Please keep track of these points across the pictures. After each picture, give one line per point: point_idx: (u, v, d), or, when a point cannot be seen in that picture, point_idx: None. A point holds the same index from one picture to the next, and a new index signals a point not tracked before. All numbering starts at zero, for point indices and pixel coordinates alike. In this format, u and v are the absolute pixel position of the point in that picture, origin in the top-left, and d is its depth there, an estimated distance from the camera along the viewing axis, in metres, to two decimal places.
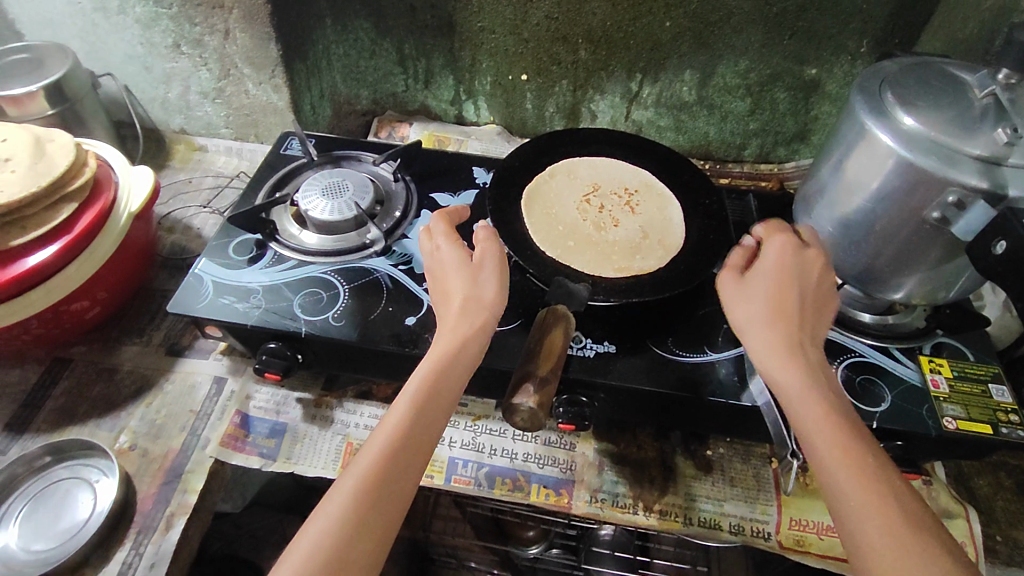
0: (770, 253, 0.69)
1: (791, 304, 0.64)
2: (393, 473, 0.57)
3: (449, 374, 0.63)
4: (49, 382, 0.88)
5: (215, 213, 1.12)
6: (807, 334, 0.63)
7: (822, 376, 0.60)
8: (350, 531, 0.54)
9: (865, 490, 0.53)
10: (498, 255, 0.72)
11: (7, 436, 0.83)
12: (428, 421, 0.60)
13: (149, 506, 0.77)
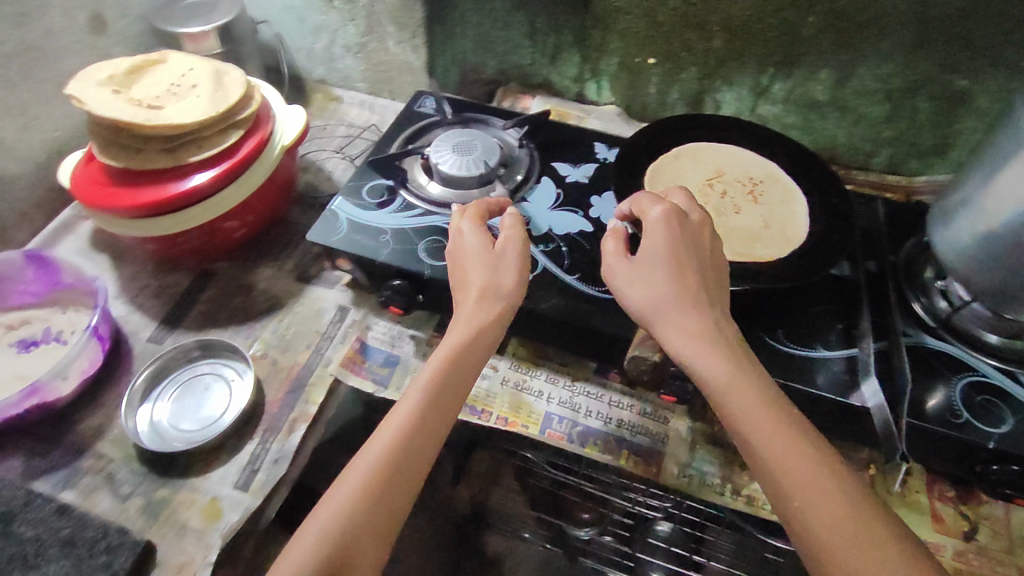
0: (649, 231, 0.72)
1: (689, 291, 0.67)
2: (401, 445, 0.62)
3: (454, 350, 0.68)
4: (199, 289, 0.98)
5: (345, 159, 1.18)
6: (713, 320, 0.66)
7: (748, 369, 0.63)
8: (361, 499, 0.59)
9: (808, 490, 0.56)
10: (522, 243, 0.76)
11: (162, 330, 0.93)
12: (436, 393, 0.66)
13: (276, 409, 0.84)
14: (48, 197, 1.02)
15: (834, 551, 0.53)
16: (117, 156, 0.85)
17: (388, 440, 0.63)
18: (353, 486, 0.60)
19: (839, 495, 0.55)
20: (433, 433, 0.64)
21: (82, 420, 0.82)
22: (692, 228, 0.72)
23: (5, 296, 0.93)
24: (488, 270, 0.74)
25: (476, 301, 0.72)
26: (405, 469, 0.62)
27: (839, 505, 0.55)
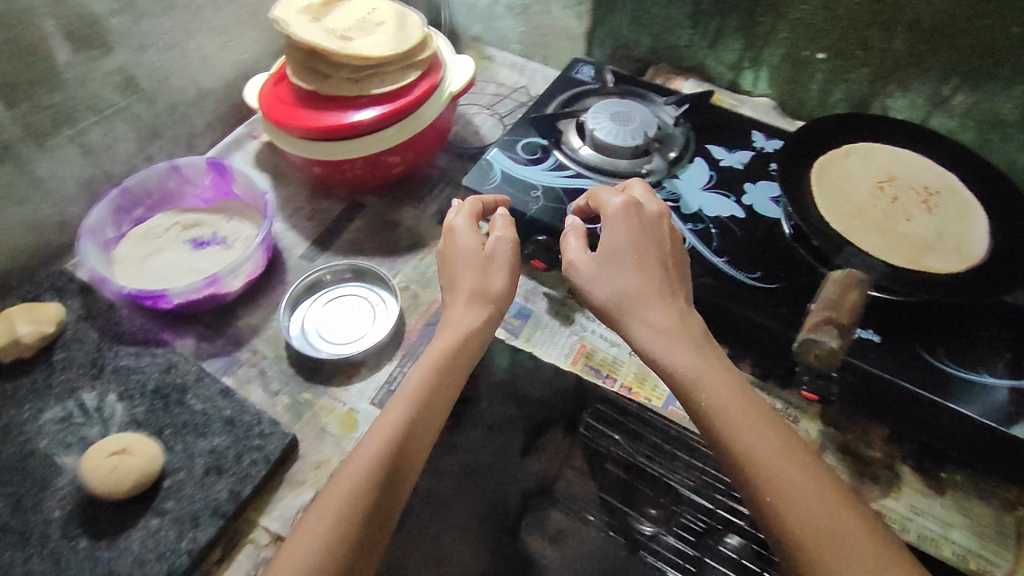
0: (609, 230, 0.72)
1: (655, 293, 0.68)
2: (394, 407, 0.65)
3: (444, 331, 0.72)
4: (348, 218, 1.01)
5: (494, 116, 1.18)
6: (677, 321, 0.66)
7: (715, 368, 0.63)
8: (363, 463, 0.61)
9: (790, 495, 0.55)
10: (510, 236, 0.77)
11: (314, 249, 0.97)
12: (432, 367, 0.68)
13: (413, 339, 0.88)
14: (229, 113, 1.09)
15: (821, 551, 0.53)
16: (305, 80, 0.91)
17: (386, 414, 0.65)
18: (360, 459, 0.62)
19: (815, 493, 0.55)
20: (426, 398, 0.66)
21: (242, 316, 0.90)
22: (652, 221, 0.73)
23: (181, 198, 1.00)
24: (478, 274, 0.74)
25: (467, 297, 0.73)
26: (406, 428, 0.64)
27: (820, 509, 0.54)
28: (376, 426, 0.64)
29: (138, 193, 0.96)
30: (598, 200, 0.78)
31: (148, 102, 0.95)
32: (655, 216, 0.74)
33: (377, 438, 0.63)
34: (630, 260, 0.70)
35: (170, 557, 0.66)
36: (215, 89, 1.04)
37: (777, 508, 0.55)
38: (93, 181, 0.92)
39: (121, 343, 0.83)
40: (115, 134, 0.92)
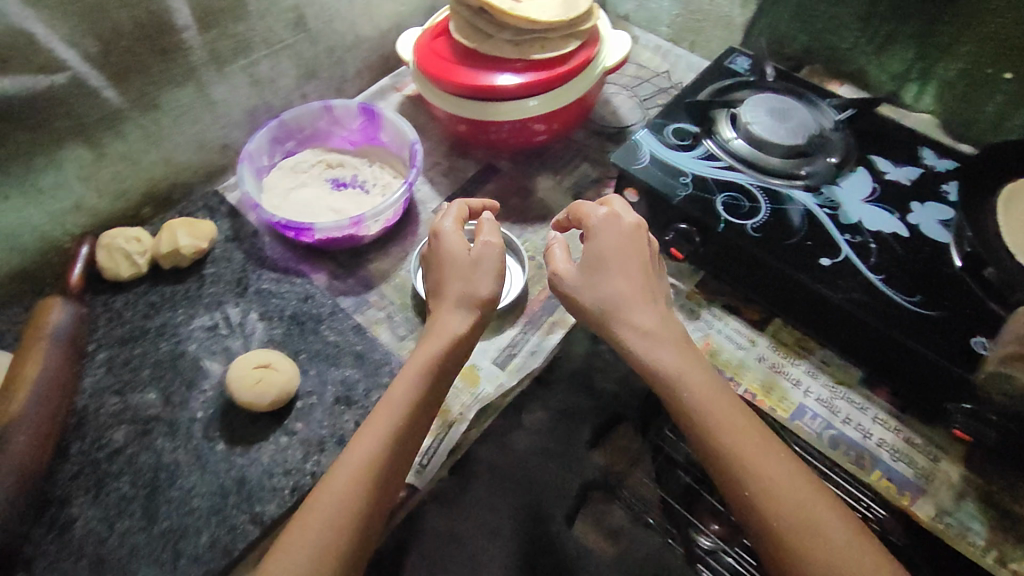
0: (596, 241, 0.72)
1: (640, 305, 0.69)
2: (394, 403, 0.64)
3: (436, 330, 0.69)
4: (482, 179, 1.02)
5: (633, 99, 1.13)
6: (660, 327, 0.69)
7: (698, 369, 0.67)
8: (364, 452, 0.61)
9: (776, 498, 0.58)
10: (495, 238, 0.73)
11: (447, 205, 0.98)
12: (424, 361, 0.67)
13: (537, 307, 0.87)
14: (378, 63, 1.11)
15: (804, 546, 0.56)
16: (468, 37, 0.90)
17: (383, 413, 0.64)
18: (360, 453, 0.61)
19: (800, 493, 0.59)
20: (420, 391, 0.65)
21: (373, 260, 0.91)
22: (634, 233, 0.73)
23: (328, 138, 1.03)
24: (465, 279, 0.71)
25: (456, 301, 0.70)
26: (404, 415, 0.64)
27: (811, 508, 0.58)
28: (373, 422, 0.63)
29: (292, 127, 1.00)
30: (580, 213, 0.76)
31: (312, 41, 0.97)
32: (636, 227, 0.74)
33: (376, 434, 0.62)
34: (619, 274, 0.70)
35: (295, 476, 0.69)
36: (371, 37, 1.06)
37: (761, 503, 0.58)
38: (254, 111, 0.96)
39: (264, 268, 0.87)
40: (280, 69, 0.96)
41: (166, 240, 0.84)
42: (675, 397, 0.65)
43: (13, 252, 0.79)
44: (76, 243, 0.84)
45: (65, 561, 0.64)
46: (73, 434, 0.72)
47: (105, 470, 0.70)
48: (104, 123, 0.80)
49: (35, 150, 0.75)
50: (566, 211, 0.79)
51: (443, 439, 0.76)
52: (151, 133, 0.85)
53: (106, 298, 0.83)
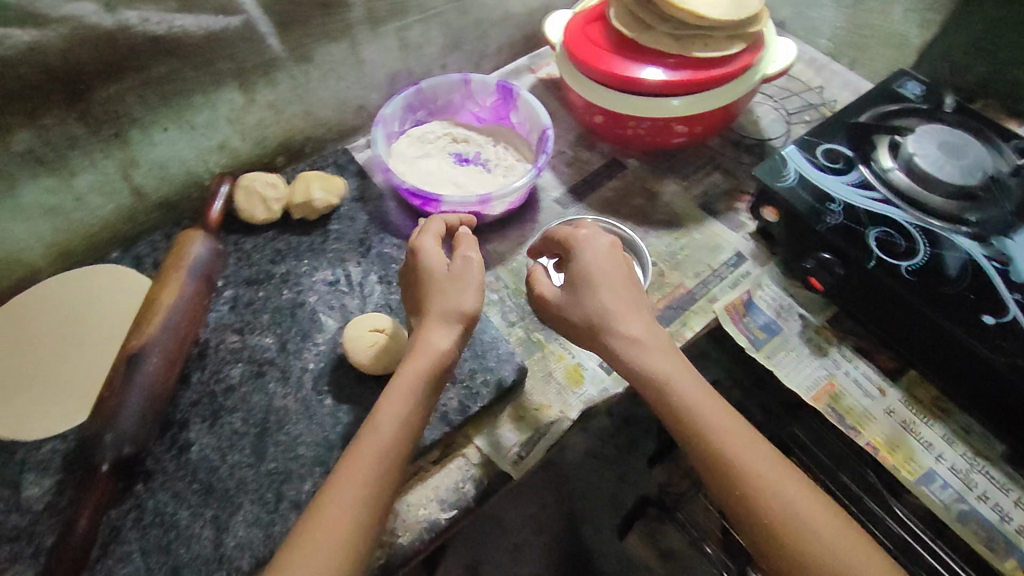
0: (577, 266, 0.69)
1: (631, 328, 0.65)
2: (384, 432, 0.59)
3: (422, 347, 0.64)
4: (608, 174, 0.98)
5: (778, 110, 1.06)
6: (654, 342, 0.65)
7: (694, 382, 0.63)
8: (357, 482, 0.56)
9: (805, 544, 0.54)
10: (473, 252, 0.70)
11: (570, 196, 0.96)
12: (416, 377, 0.62)
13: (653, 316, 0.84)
14: (518, 42, 1.09)
15: None
16: (626, 25, 0.87)
17: (368, 444, 0.58)
18: (349, 486, 0.56)
19: (810, 509, 0.56)
20: (412, 409, 0.61)
21: (490, 241, 0.90)
22: (612, 250, 0.70)
23: (459, 112, 1.02)
24: (446, 297, 0.67)
25: (439, 316, 0.66)
26: (394, 436, 0.59)
27: (822, 525, 0.55)
28: (357, 451, 0.58)
29: (427, 96, 0.99)
30: (559, 236, 0.73)
31: (462, 11, 0.96)
32: (613, 244, 0.71)
33: (362, 470, 0.57)
34: (611, 292, 0.67)
35: None
36: (516, 14, 1.04)
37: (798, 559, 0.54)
38: (395, 76, 0.97)
39: (386, 233, 0.88)
40: (427, 36, 0.95)
41: (300, 190, 0.86)
42: (679, 418, 0.61)
43: (162, 182, 0.82)
44: (218, 179, 0.85)
45: (178, 483, 0.68)
46: (196, 363, 0.75)
47: (222, 403, 0.73)
48: (262, 69, 0.81)
49: (199, 88, 0.77)
50: (547, 236, 0.76)
51: (542, 436, 0.75)
52: (301, 85, 0.86)
53: (237, 239, 0.85)
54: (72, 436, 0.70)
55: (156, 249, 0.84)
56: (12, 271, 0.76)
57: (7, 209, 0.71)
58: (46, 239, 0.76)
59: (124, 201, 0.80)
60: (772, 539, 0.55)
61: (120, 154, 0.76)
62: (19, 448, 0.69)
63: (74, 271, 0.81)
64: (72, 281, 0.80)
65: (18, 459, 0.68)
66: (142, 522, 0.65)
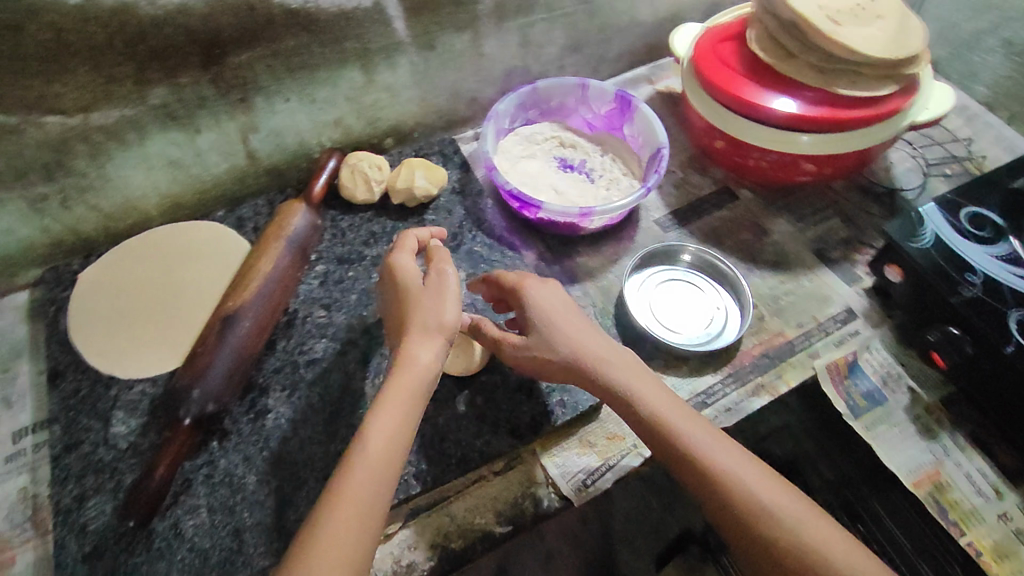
0: (530, 304, 0.69)
1: (597, 354, 0.66)
2: (373, 455, 0.55)
3: (411, 364, 0.60)
4: (716, 204, 0.94)
5: (915, 158, 0.98)
6: (619, 363, 0.66)
7: (657, 388, 0.64)
8: (356, 510, 0.52)
9: None
10: (448, 267, 0.66)
11: (673, 220, 0.93)
12: (407, 389, 0.58)
13: (746, 362, 0.79)
14: (641, 51, 1.05)
15: None
16: (764, 48, 0.81)
17: (356, 467, 0.54)
18: (347, 514, 0.51)
19: (799, 509, 0.56)
20: (403, 423, 0.57)
21: (583, 254, 0.88)
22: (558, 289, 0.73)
23: (570, 116, 1.00)
24: (431, 312, 0.63)
25: (424, 331, 0.62)
26: (383, 453, 0.55)
27: (814, 528, 0.55)
28: (345, 478, 0.53)
29: (540, 96, 0.97)
30: (505, 282, 0.72)
31: (591, 14, 0.93)
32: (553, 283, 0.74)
33: (358, 487, 0.53)
34: (580, 325, 0.68)
35: (464, 448, 0.70)
36: (644, 22, 1.00)
37: None
38: (512, 72, 0.95)
39: (481, 231, 0.87)
40: (551, 35, 0.93)
41: (403, 176, 0.85)
42: (656, 432, 0.61)
43: (275, 149, 0.84)
44: (326, 154, 0.86)
45: (251, 447, 0.69)
46: (283, 331, 0.77)
47: (301, 375, 0.74)
48: (386, 52, 0.81)
49: (325, 64, 0.77)
50: (488, 281, 0.75)
51: (610, 467, 0.72)
52: (420, 71, 0.86)
53: (335, 215, 0.86)
54: (162, 382, 0.73)
55: (259, 212, 0.86)
56: (128, 215, 0.80)
57: (134, 158, 0.74)
58: (162, 190, 0.80)
59: (238, 163, 0.82)
60: (775, 557, 0.54)
61: (242, 118, 0.77)
62: (113, 384, 0.73)
63: (183, 224, 0.84)
64: (181, 233, 0.83)
65: (111, 396, 0.72)
66: (213, 479, 0.67)
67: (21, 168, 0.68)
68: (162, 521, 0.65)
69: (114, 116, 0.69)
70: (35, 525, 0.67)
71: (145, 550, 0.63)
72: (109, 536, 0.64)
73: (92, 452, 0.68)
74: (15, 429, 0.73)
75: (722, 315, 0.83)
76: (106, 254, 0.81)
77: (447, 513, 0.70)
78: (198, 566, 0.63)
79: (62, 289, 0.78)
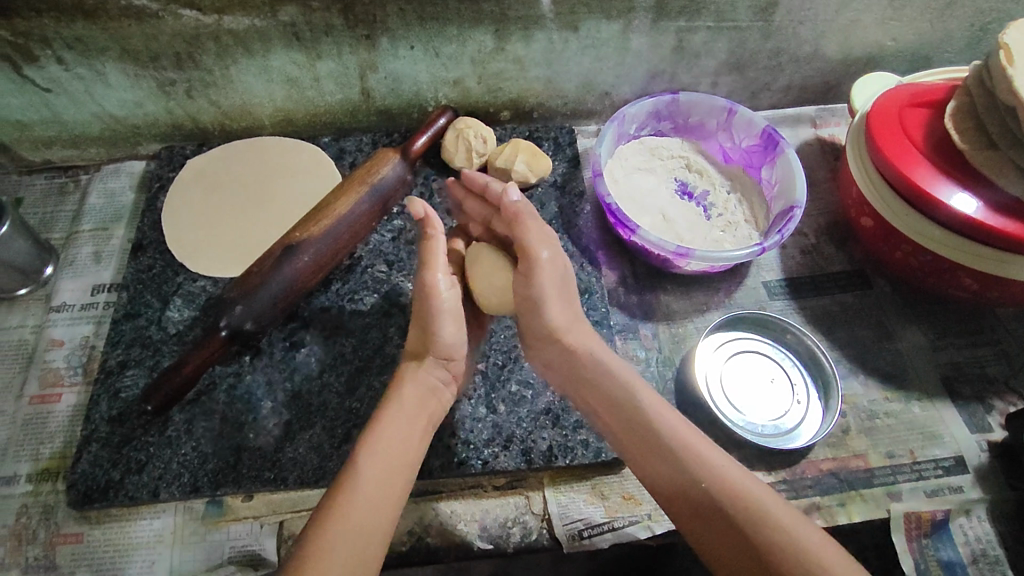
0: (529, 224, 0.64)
1: (580, 321, 0.65)
2: (367, 479, 0.54)
3: (402, 396, 0.61)
4: (841, 284, 0.82)
5: None
6: (594, 337, 0.64)
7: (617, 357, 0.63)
8: (357, 527, 0.51)
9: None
10: (438, 230, 0.64)
11: (783, 288, 0.82)
12: (397, 415, 0.59)
13: (811, 475, 0.69)
14: (814, 88, 0.92)
15: None
16: (965, 136, 0.67)
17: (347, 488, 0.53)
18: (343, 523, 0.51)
19: (750, 479, 0.53)
20: (404, 443, 0.58)
21: (667, 293, 0.81)
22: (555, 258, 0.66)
23: (706, 139, 0.90)
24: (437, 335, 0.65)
25: (422, 360, 0.64)
26: (376, 475, 0.54)
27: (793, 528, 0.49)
28: (337, 504, 0.52)
29: (679, 110, 0.88)
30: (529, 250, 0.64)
31: (765, 34, 0.81)
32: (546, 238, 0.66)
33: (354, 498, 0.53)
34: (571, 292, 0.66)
35: (469, 451, 0.67)
36: (827, 58, 0.86)
37: None
38: (657, 76, 0.86)
39: (566, 235, 0.81)
40: (711, 47, 0.82)
41: (506, 154, 0.81)
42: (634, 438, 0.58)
43: (390, 93, 0.83)
44: (438, 110, 0.83)
45: (275, 374, 0.70)
46: (341, 274, 0.77)
47: (344, 322, 0.74)
48: (525, 23, 0.76)
49: (457, 20, 0.74)
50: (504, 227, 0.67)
51: (612, 528, 0.66)
52: (556, 50, 0.80)
53: (430, 173, 0.84)
54: (223, 284, 0.76)
55: (360, 149, 0.86)
56: (242, 118, 0.84)
57: (256, 67, 0.77)
58: (277, 103, 0.82)
59: (352, 97, 0.83)
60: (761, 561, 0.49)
61: (363, 55, 0.77)
62: (182, 272, 0.77)
63: (288, 140, 0.85)
64: (283, 148, 0.85)
65: (177, 282, 0.76)
66: (234, 391, 0.69)
67: (155, 51, 0.73)
68: (178, 413, 0.68)
69: (245, 23, 0.71)
70: (84, 373, 0.73)
71: (158, 434, 0.67)
72: (132, 409, 0.68)
73: (145, 327, 0.73)
74: (96, 282, 0.79)
75: (800, 412, 0.73)
76: (214, 148, 0.85)
77: (431, 507, 0.66)
78: (194, 466, 0.65)
79: (169, 169, 0.84)
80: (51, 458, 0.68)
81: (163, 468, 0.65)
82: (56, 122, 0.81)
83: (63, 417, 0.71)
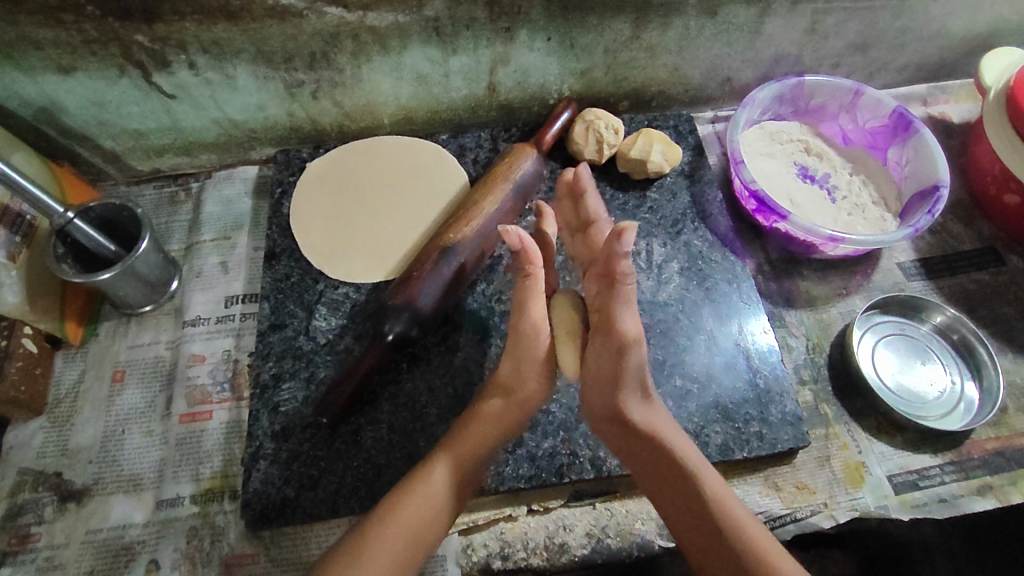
0: (619, 293, 0.54)
1: (649, 396, 0.58)
2: (438, 481, 0.56)
3: (489, 410, 0.59)
4: (977, 262, 0.83)
5: None
6: (661, 410, 0.60)
7: (685, 440, 0.59)
8: (413, 524, 0.54)
9: None
10: (536, 266, 0.54)
11: (918, 269, 0.83)
12: (477, 426, 0.59)
13: (977, 455, 0.71)
14: (930, 66, 0.91)
15: None
16: None
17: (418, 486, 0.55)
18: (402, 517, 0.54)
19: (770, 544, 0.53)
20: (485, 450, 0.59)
21: (806, 279, 0.80)
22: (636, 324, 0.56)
23: (826, 121, 0.89)
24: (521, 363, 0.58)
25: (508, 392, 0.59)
26: (447, 483, 0.56)
27: None
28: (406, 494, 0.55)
29: (802, 93, 0.87)
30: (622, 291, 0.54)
31: (898, 13, 0.80)
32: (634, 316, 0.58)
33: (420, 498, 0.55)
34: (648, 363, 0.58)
35: None
36: (951, 34, 0.85)
37: None
38: (781, 60, 0.84)
39: (703, 225, 0.80)
40: (843, 28, 0.81)
41: (640, 144, 0.79)
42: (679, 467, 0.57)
43: (516, 86, 0.81)
44: (562, 102, 0.81)
45: (437, 380, 0.69)
46: (484, 275, 0.75)
47: (496, 324, 0.72)
48: (666, 9, 0.73)
49: (600, 9, 0.72)
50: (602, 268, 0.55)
51: (795, 520, 0.66)
52: (690, 36, 0.78)
53: (555, 167, 0.82)
54: (366, 290, 0.73)
55: (480, 145, 0.84)
56: (363, 118, 0.81)
57: (388, 65, 0.74)
58: (400, 102, 0.80)
59: (477, 93, 0.81)
60: None
61: (499, 49, 0.75)
62: (321, 279, 0.74)
63: (408, 139, 0.83)
64: (404, 147, 0.82)
65: (318, 290, 0.74)
66: (397, 399, 0.67)
67: (291, 51, 0.70)
68: (344, 426, 0.66)
69: (388, 20, 0.68)
70: (233, 388, 0.71)
71: (326, 447, 0.65)
72: (297, 423, 0.66)
73: (294, 338, 0.71)
74: (229, 293, 0.77)
75: (956, 393, 0.74)
76: (332, 150, 0.82)
77: (608, 507, 0.67)
78: (370, 479, 0.64)
79: (290, 173, 0.81)
80: (213, 477, 0.67)
81: (338, 482, 0.64)
82: (174, 129, 0.78)
83: (218, 435, 0.69)
